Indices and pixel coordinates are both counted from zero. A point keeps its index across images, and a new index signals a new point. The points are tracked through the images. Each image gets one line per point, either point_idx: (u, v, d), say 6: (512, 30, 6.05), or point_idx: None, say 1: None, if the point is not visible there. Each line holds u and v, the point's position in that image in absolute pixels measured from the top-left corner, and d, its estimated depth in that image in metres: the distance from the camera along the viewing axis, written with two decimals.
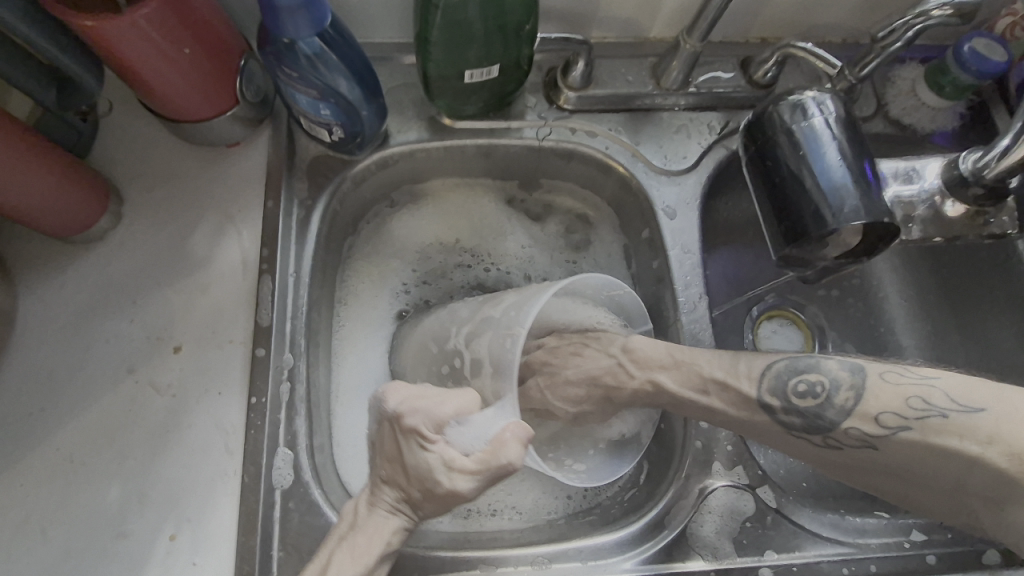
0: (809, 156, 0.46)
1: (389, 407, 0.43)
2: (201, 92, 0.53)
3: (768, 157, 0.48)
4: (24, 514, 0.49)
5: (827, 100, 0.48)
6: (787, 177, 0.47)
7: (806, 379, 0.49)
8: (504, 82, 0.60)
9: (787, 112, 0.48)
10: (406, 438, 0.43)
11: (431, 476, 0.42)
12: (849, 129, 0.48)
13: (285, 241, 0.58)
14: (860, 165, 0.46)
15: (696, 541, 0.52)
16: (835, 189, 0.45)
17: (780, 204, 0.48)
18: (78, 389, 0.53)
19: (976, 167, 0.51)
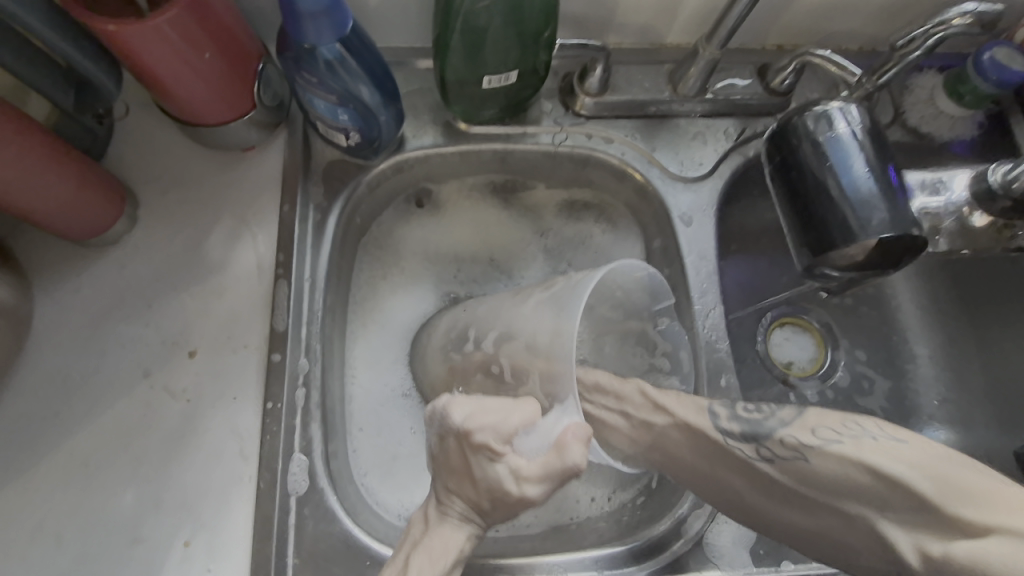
0: (835, 166, 0.46)
1: (454, 422, 0.43)
2: (220, 96, 0.53)
3: (792, 166, 0.48)
4: (38, 519, 0.49)
5: (853, 109, 0.47)
6: (813, 186, 0.47)
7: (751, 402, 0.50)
8: (522, 88, 0.59)
9: (811, 122, 0.47)
10: (475, 453, 0.43)
11: (501, 487, 0.43)
12: (875, 139, 0.47)
13: (301, 245, 0.57)
14: (886, 176, 0.46)
15: (712, 551, 0.52)
16: (862, 199, 0.45)
17: (806, 214, 0.47)
18: (94, 394, 0.53)
19: (1005, 180, 0.51)
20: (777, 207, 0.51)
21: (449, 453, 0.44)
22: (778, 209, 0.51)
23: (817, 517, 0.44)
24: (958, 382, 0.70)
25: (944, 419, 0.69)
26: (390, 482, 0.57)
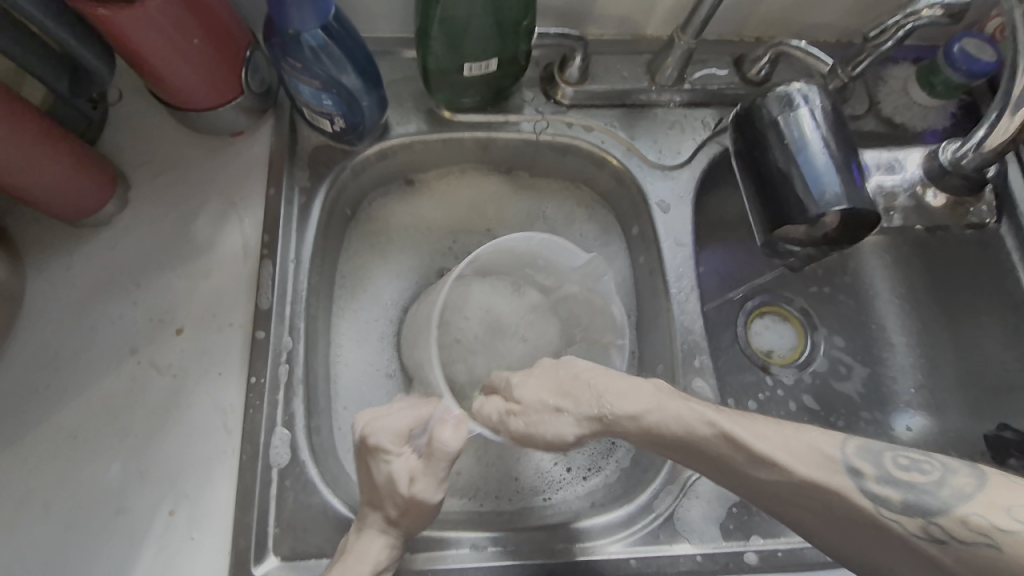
0: (793, 143, 0.48)
1: (358, 432, 0.48)
2: (208, 81, 0.55)
3: (755, 144, 0.50)
4: (26, 489, 0.51)
5: (813, 90, 0.49)
6: (773, 167, 0.48)
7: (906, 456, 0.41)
8: (502, 76, 0.61)
9: (773, 101, 0.49)
10: (374, 457, 0.47)
11: (395, 488, 0.45)
12: (834, 119, 0.49)
13: (287, 227, 0.59)
14: (844, 154, 0.47)
15: (683, 524, 0.53)
16: (819, 176, 0.46)
17: (767, 190, 0.49)
18: (82, 369, 0.54)
19: (954, 158, 0.60)
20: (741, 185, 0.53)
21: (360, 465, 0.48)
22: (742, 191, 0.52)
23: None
24: (934, 368, 0.71)
25: (919, 404, 0.70)
26: None
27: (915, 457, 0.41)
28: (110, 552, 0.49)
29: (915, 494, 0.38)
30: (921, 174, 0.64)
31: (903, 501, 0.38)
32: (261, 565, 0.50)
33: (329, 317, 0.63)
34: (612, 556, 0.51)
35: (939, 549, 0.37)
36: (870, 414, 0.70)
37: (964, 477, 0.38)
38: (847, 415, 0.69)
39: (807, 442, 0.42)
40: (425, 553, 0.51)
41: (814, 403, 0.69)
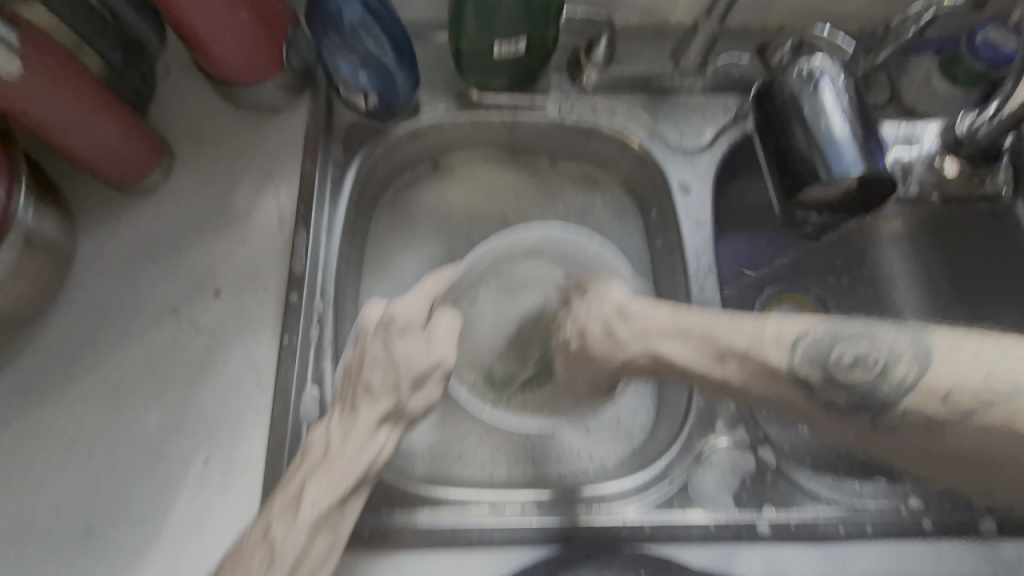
0: (814, 116, 0.51)
1: (370, 320, 0.52)
2: (252, 57, 0.58)
3: (778, 117, 0.53)
4: (73, 434, 0.54)
5: (832, 66, 0.53)
6: (795, 136, 0.52)
7: (853, 349, 0.45)
8: (530, 60, 0.63)
9: (795, 77, 0.53)
10: (381, 336, 0.51)
11: (412, 356, 0.50)
12: (853, 92, 0.53)
13: (320, 198, 0.62)
14: (862, 124, 0.51)
15: (697, 493, 0.54)
16: (838, 147, 0.50)
17: (787, 161, 0.53)
18: (127, 326, 0.57)
19: (970, 130, 0.61)
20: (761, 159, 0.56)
21: (368, 352, 0.50)
22: (761, 161, 0.56)
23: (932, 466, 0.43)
24: None
25: None
26: None
27: (862, 347, 0.45)
28: (149, 495, 0.52)
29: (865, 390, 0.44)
30: (938, 147, 0.65)
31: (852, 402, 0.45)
32: None
33: (359, 290, 0.66)
34: (628, 520, 0.53)
35: (869, 424, 0.44)
36: None
37: (906, 366, 0.42)
38: None
39: (749, 353, 0.46)
40: (443, 508, 0.53)
41: None
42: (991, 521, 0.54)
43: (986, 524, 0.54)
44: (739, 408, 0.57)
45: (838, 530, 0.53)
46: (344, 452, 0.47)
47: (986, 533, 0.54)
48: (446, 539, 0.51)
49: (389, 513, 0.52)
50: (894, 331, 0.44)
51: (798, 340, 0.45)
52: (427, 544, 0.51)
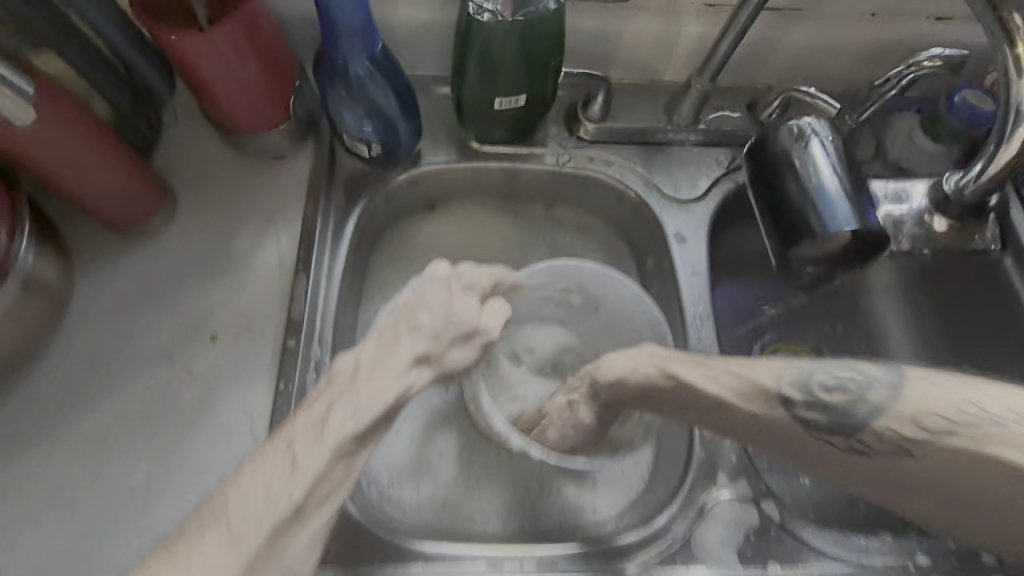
0: (806, 172, 0.53)
1: (435, 272, 0.52)
2: (260, 106, 0.59)
3: (770, 172, 0.55)
4: (56, 485, 0.52)
5: (821, 126, 0.55)
6: (788, 190, 0.54)
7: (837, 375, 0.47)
8: (529, 112, 0.65)
9: (786, 135, 0.55)
10: (445, 290, 0.51)
11: (466, 317, 0.51)
12: (842, 150, 0.55)
13: (321, 243, 0.62)
14: (852, 181, 0.53)
15: (700, 549, 0.53)
16: (830, 202, 0.52)
17: (781, 215, 0.54)
18: (119, 371, 0.57)
19: (957, 188, 0.63)
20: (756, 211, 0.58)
21: (430, 294, 0.50)
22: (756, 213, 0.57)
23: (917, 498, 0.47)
24: None
25: None
26: (394, 475, 0.59)
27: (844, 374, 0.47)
28: (134, 550, 0.50)
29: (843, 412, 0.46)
30: (927, 203, 0.68)
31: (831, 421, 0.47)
32: None
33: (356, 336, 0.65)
34: None
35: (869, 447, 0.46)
36: None
37: (883, 389, 0.46)
38: None
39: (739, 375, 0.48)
40: (439, 564, 0.51)
41: None
42: None
43: None
44: (741, 459, 0.57)
45: None
46: (370, 381, 0.46)
47: None
48: None
49: (383, 570, 0.50)
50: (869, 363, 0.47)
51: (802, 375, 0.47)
52: None
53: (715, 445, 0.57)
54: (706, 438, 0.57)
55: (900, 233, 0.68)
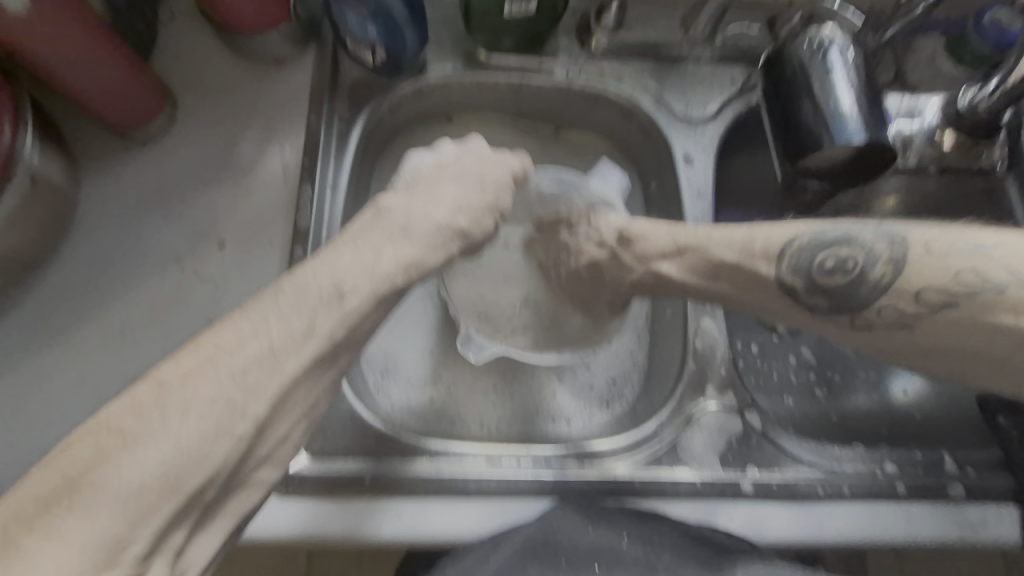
0: (819, 83, 0.52)
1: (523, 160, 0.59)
2: (258, 4, 0.57)
3: (785, 83, 0.55)
4: (78, 376, 0.55)
5: (841, 35, 0.54)
6: (801, 102, 0.53)
7: (834, 256, 0.49)
8: (540, 21, 0.62)
9: (805, 43, 0.54)
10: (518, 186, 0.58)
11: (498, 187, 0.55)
12: (861, 61, 0.53)
13: (324, 154, 0.62)
14: (867, 94, 0.52)
15: (686, 452, 0.56)
16: (842, 115, 0.51)
17: (791, 127, 0.54)
18: (130, 273, 0.58)
19: (970, 102, 0.62)
20: (767, 125, 0.58)
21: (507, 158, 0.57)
22: (768, 127, 0.57)
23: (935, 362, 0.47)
24: None
25: None
26: (397, 380, 0.63)
27: (841, 251, 0.49)
28: None
29: (844, 293, 0.48)
30: (942, 119, 0.66)
31: (832, 303, 0.49)
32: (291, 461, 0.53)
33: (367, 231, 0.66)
34: (618, 474, 0.55)
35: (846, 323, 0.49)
36: (867, 374, 0.71)
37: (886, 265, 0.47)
38: (844, 371, 0.70)
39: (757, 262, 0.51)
40: (439, 458, 0.54)
41: (812, 357, 0.70)
42: (961, 486, 0.57)
43: (955, 489, 0.57)
44: (729, 373, 0.59)
45: (817, 490, 0.56)
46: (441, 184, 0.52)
47: (954, 497, 0.57)
48: (444, 487, 0.53)
49: (388, 462, 0.54)
50: (872, 233, 0.48)
51: (785, 252, 0.50)
52: (426, 492, 0.53)
53: (706, 362, 0.60)
54: (698, 354, 0.60)
55: (909, 148, 0.66)
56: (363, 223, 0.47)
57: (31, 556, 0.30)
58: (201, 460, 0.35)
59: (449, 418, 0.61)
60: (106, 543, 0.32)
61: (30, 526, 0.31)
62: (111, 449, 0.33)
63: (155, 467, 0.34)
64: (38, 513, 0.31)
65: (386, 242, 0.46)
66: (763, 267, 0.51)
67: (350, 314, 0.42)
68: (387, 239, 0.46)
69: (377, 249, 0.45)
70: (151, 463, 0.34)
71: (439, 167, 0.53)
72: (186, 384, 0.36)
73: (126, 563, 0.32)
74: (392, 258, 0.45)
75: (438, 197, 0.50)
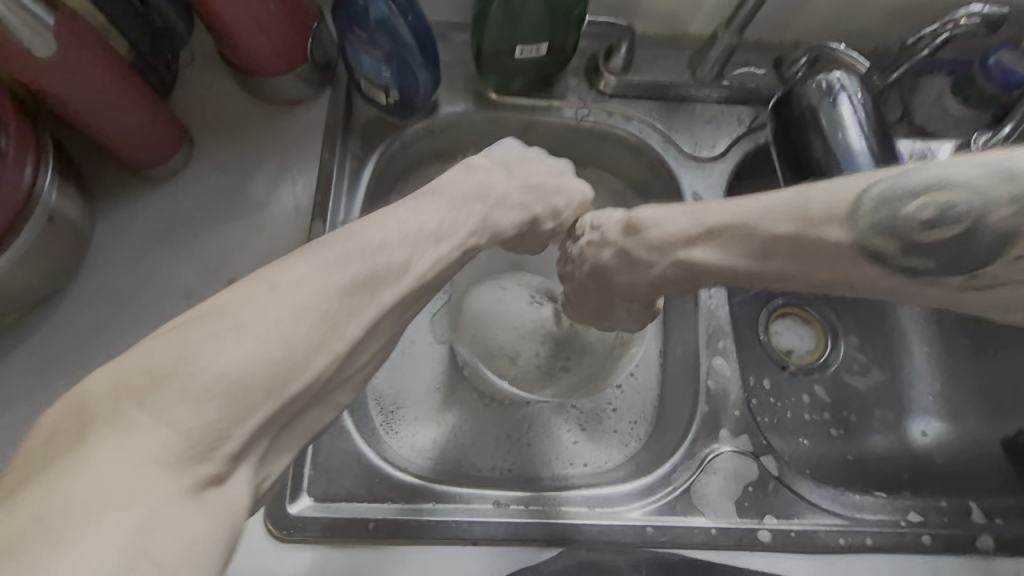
0: (830, 126, 0.52)
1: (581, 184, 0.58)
2: (276, 48, 0.58)
3: (795, 127, 0.55)
4: None
5: (850, 79, 0.54)
6: (812, 146, 0.53)
7: (932, 204, 0.36)
8: (549, 62, 0.64)
9: (815, 88, 0.54)
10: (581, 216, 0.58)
11: (564, 185, 0.57)
12: (871, 104, 0.54)
13: (336, 191, 0.62)
14: (878, 137, 0.52)
15: (700, 499, 0.54)
16: (855, 158, 0.51)
17: (803, 171, 0.54)
18: (141, 309, 0.58)
19: (983, 148, 0.61)
20: (778, 169, 0.58)
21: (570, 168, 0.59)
22: (779, 170, 0.57)
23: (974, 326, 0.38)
24: (955, 376, 0.70)
25: (937, 411, 0.69)
26: (405, 420, 0.61)
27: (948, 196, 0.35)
28: None
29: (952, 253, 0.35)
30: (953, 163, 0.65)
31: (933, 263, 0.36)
32: (294, 504, 0.51)
33: None
34: (630, 522, 0.53)
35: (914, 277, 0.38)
36: (884, 415, 0.69)
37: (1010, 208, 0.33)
38: (861, 411, 0.68)
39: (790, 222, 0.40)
40: (447, 502, 0.53)
41: (827, 396, 0.68)
42: (989, 537, 0.55)
43: (983, 541, 0.55)
44: (743, 415, 0.58)
45: (838, 541, 0.54)
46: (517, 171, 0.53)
47: (983, 550, 0.54)
48: (451, 533, 0.52)
49: (394, 506, 0.52)
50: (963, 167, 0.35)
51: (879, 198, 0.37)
52: (431, 538, 0.52)
53: (718, 403, 0.58)
54: (710, 394, 0.58)
55: None
56: (449, 177, 0.47)
57: (124, 440, 0.25)
58: (304, 369, 0.31)
59: (457, 460, 0.60)
60: (203, 438, 0.27)
61: (126, 403, 0.26)
62: (194, 340, 0.28)
63: (242, 362, 0.28)
64: (135, 390, 0.26)
65: (474, 200, 0.46)
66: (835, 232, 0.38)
67: (440, 258, 0.41)
68: (471, 198, 0.46)
69: (467, 205, 0.45)
70: (245, 357, 0.28)
71: (526, 158, 0.55)
72: (304, 287, 0.32)
73: (217, 459, 0.27)
74: (477, 215, 0.46)
75: (519, 172, 0.53)
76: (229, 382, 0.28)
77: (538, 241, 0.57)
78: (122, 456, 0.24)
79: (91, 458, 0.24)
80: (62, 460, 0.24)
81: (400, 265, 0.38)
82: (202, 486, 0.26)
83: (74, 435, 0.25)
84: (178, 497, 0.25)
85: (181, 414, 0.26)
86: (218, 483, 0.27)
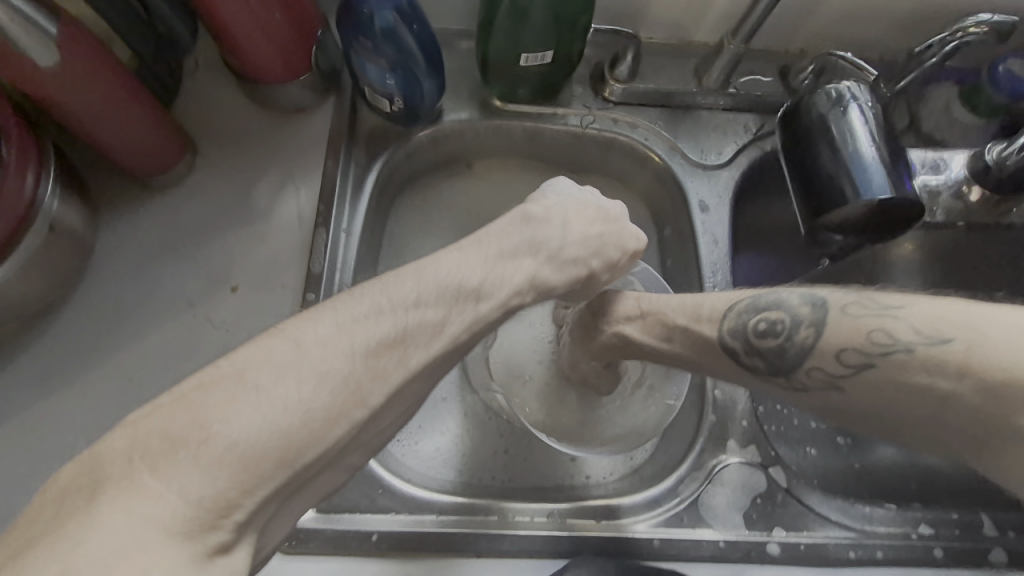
0: (840, 136, 0.52)
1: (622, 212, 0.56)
2: (281, 56, 0.58)
3: (804, 137, 0.54)
4: (84, 425, 0.54)
5: (860, 89, 0.54)
6: (822, 156, 0.53)
7: (767, 317, 0.46)
8: (554, 71, 0.63)
9: (824, 98, 0.54)
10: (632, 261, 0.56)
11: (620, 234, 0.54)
12: (880, 114, 0.53)
13: (341, 199, 0.62)
14: (889, 147, 0.52)
15: (708, 511, 0.54)
16: (866, 169, 0.51)
17: (813, 180, 0.53)
18: (143, 318, 0.58)
19: (999, 158, 0.60)
20: (787, 178, 0.57)
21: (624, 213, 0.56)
22: (787, 180, 0.56)
23: (873, 420, 0.43)
24: None
25: None
26: (408, 429, 0.61)
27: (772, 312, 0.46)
28: None
29: (778, 355, 0.45)
30: (966, 174, 0.64)
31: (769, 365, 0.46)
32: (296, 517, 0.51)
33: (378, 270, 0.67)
34: (637, 534, 0.52)
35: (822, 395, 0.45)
36: None
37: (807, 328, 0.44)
38: None
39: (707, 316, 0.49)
40: (451, 514, 0.52)
41: None
42: (1002, 551, 0.54)
43: (996, 555, 0.54)
44: (751, 426, 0.57)
45: (848, 554, 0.53)
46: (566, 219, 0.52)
47: (995, 563, 0.54)
48: (456, 546, 0.51)
49: (398, 518, 0.52)
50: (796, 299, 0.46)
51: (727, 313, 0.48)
52: (435, 551, 0.51)
53: (725, 414, 0.58)
54: (718, 405, 0.58)
55: (936, 204, 0.64)
56: (497, 231, 0.48)
57: (143, 502, 0.27)
58: (319, 438, 0.33)
59: (461, 471, 0.60)
60: (212, 506, 0.29)
61: (139, 469, 0.28)
62: (209, 407, 0.31)
63: (255, 426, 0.31)
64: (154, 454, 0.29)
65: (520, 256, 0.48)
66: (707, 329, 0.49)
67: (474, 320, 0.43)
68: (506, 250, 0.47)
69: (513, 259, 0.47)
70: (255, 421, 0.31)
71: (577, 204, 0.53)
72: (325, 351, 0.35)
73: (226, 525, 0.29)
74: (523, 272, 0.47)
75: (573, 219, 0.52)
76: (242, 447, 0.30)
77: (589, 291, 0.56)
78: (129, 526, 0.26)
79: (104, 521, 0.26)
80: (76, 522, 0.26)
81: (436, 343, 0.40)
82: (208, 556, 0.28)
83: (90, 495, 0.27)
84: (185, 563, 0.27)
85: (195, 475, 0.29)
86: (224, 552, 0.29)
